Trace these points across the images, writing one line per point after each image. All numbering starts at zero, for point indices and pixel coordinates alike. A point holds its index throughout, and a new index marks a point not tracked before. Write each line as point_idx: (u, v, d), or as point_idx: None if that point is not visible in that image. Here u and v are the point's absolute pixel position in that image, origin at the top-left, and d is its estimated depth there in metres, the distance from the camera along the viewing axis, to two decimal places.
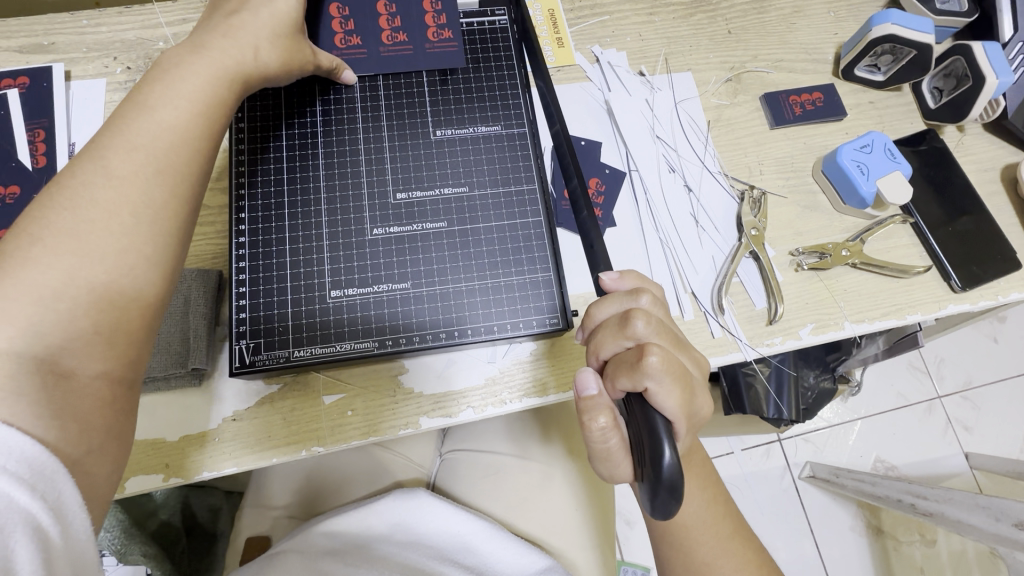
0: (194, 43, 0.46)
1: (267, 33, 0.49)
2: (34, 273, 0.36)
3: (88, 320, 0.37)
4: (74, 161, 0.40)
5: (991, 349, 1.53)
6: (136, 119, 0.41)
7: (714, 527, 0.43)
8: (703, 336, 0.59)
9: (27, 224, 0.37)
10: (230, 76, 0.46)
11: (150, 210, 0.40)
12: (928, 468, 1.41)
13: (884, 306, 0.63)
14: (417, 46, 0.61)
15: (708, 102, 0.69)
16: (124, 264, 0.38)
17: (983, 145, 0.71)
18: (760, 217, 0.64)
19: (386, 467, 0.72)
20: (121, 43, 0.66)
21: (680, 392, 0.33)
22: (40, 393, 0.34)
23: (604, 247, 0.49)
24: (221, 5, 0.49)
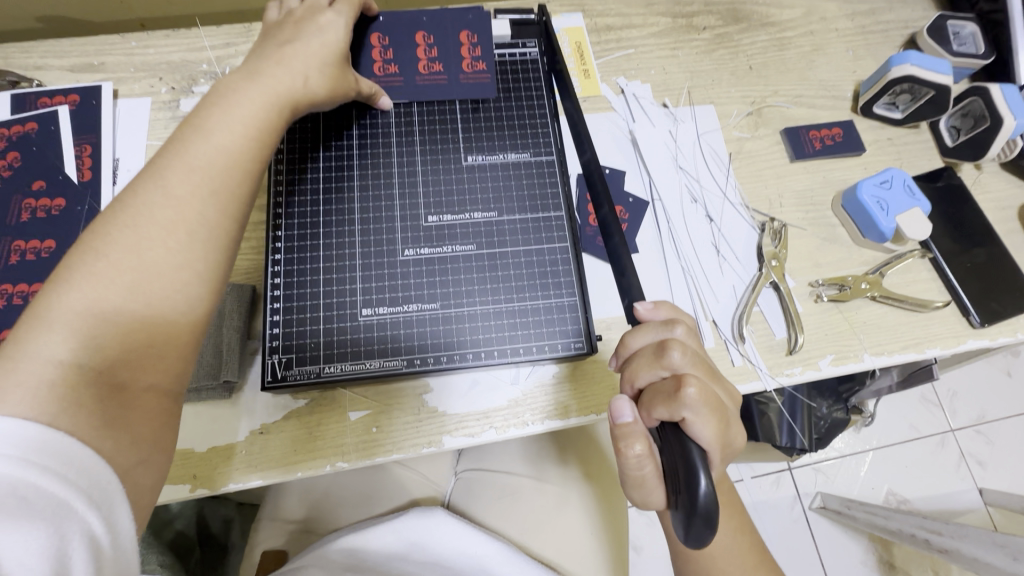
0: (249, 71, 0.49)
1: (316, 62, 0.52)
2: (96, 286, 0.37)
3: (143, 333, 0.39)
4: (134, 180, 0.42)
5: (1004, 383, 1.52)
6: (194, 141, 0.44)
7: (739, 558, 0.43)
8: (724, 364, 0.60)
9: (89, 240, 0.39)
10: (281, 103, 0.48)
11: (204, 228, 0.42)
12: (942, 503, 1.39)
13: (903, 339, 0.63)
14: (452, 76, 0.64)
15: (729, 135, 0.71)
16: (178, 280, 0.40)
17: (1000, 183, 0.72)
18: (781, 248, 0.65)
19: (402, 484, 0.72)
20: (167, 64, 0.69)
21: (714, 422, 0.34)
22: (96, 403, 0.36)
23: (634, 274, 0.50)
24: (273, 36, 0.52)
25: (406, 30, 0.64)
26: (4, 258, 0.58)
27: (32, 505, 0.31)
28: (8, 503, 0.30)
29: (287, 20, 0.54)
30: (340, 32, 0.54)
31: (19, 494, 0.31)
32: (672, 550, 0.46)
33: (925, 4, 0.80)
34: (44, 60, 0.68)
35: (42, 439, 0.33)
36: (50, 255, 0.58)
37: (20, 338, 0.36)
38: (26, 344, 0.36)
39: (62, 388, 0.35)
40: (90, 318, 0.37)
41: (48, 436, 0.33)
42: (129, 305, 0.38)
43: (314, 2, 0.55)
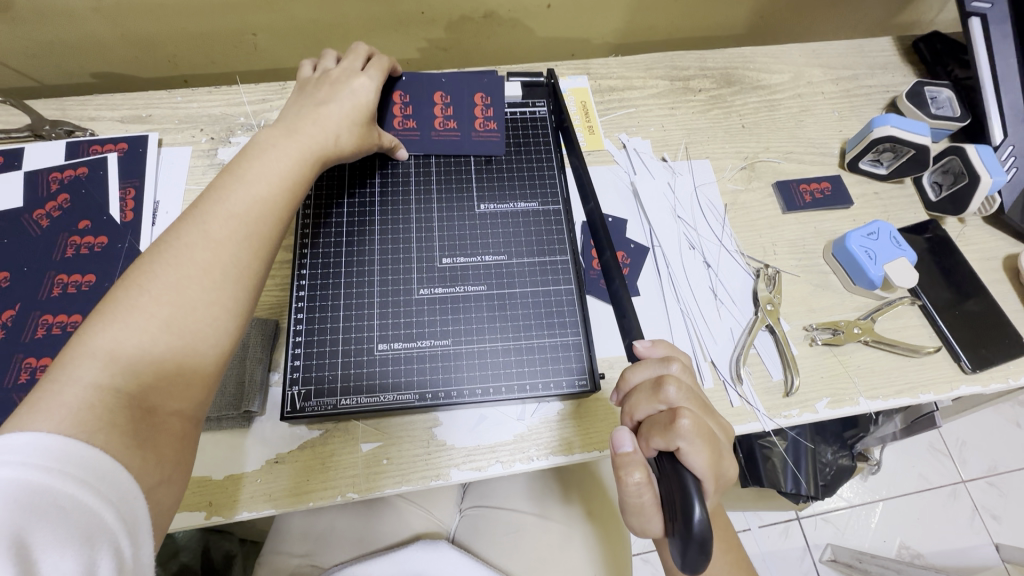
0: (286, 127, 0.54)
1: (345, 120, 0.57)
2: (138, 318, 0.41)
3: (175, 361, 0.42)
4: (178, 224, 0.46)
5: (1012, 434, 1.51)
6: (234, 189, 0.48)
7: None
8: (723, 404, 0.63)
9: (136, 276, 0.43)
10: (309, 158, 0.54)
11: (237, 267, 0.46)
12: (958, 558, 1.34)
13: (897, 383, 0.66)
14: (464, 134, 0.69)
15: (725, 187, 0.76)
16: (211, 314, 0.44)
17: (983, 236, 0.76)
18: (776, 293, 0.69)
19: (407, 520, 0.73)
20: (208, 116, 0.76)
21: (709, 453, 0.37)
22: (128, 424, 0.38)
23: (635, 315, 0.54)
24: (311, 95, 0.58)
25: (426, 90, 0.70)
26: (48, 291, 0.62)
27: (67, 514, 0.33)
28: (46, 511, 0.32)
29: (323, 81, 0.60)
30: (370, 93, 0.61)
31: (57, 503, 0.33)
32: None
33: (904, 71, 0.87)
34: (97, 112, 0.75)
35: (79, 454, 0.35)
36: (89, 289, 0.63)
37: (62, 363, 0.39)
38: (69, 368, 0.39)
39: (97, 409, 0.37)
40: (131, 345, 0.40)
41: (85, 451, 0.35)
42: (167, 336, 0.42)
43: (348, 66, 0.62)
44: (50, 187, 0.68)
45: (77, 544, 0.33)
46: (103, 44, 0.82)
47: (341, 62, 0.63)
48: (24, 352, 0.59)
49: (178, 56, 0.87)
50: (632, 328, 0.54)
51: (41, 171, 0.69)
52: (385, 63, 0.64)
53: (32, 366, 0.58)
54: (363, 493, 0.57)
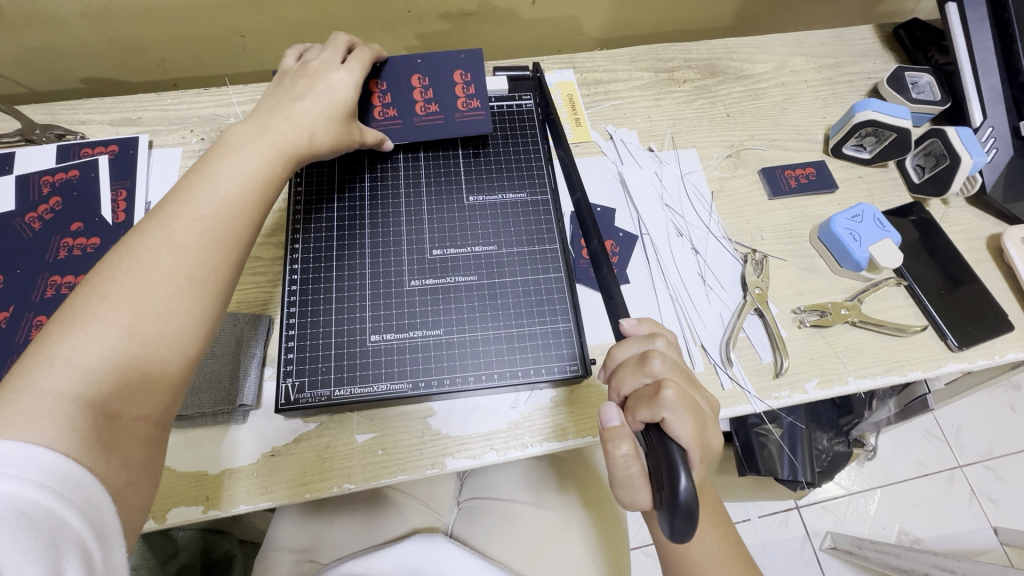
0: (258, 124, 0.54)
1: (320, 116, 0.57)
2: (100, 324, 0.40)
3: (139, 370, 0.41)
4: (142, 227, 0.46)
5: (1007, 418, 1.52)
6: (201, 191, 0.48)
7: (727, 566, 0.45)
8: (714, 387, 0.64)
9: (96, 283, 0.42)
10: (286, 156, 0.54)
11: (202, 272, 0.45)
12: (958, 543, 1.35)
13: (884, 362, 0.67)
14: (448, 116, 0.68)
15: (711, 175, 0.77)
16: (176, 320, 0.43)
17: (967, 216, 0.76)
18: (763, 277, 0.70)
19: (405, 514, 0.73)
20: (198, 118, 0.77)
21: (695, 424, 0.37)
22: (90, 429, 0.38)
23: (623, 296, 0.55)
24: (286, 90, 0.58)
25: (404, 75, 0.68)
26: (40, 292, 0.62)
27: (30, 519, 0.33)
28: (8, 517, 0.32)
29: (302, 75, 0.60)
30: (348, 88, 0.61)
31: (19, 509, 0.32)
32: (663, 561, 0.47)
33: (885, 58, 0.89)
34: (88, 116, 0.76)
35: (41, 459, 0.35)
36: None
37: (22, 371, 0.38)
38: (31, 375, 0.38)
39: (59, 416, 0.37)
40: (95, 354, 0.39)
41: (48, 455, 0.35)
42: (128, 343, 0.41)
43: (327, 59, 0.62)
44: (40, 191, 0.68)
45: (42, 549, 0.32)
46: (92, 49, 0.82)
47: (320, 55, 0.63)
48: (17, 354, 0.59)
49: (167, 60, 0.88)
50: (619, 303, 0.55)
51: (32, 174, 0.69)
52: (366, 57, 0.64)
53: None
54: (357, 484, 0.57)
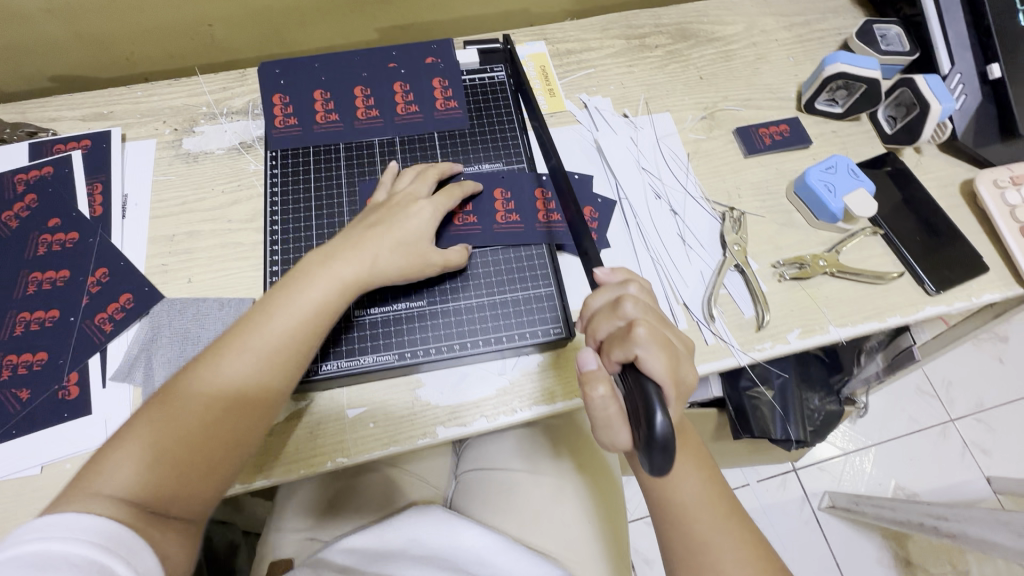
0: (331, 254, 0.56)
1: (394, 244, 0.57)
2: (178, 414, 0.47)
3: (184, 481, 0.46)
4: (243, 324, 0.52)
5: (996, 369, 1.54)
6: (268, 317, 0.52)
7: (709, 505, 0.48)
8: (698, 343, 0.65)
9: (196, 375, 0.49)
10: (359, 279, 0.55)
11: (255, 396, 0.50)
12: (951, 494, 1.39)
13: (864, 310, 0.68)
14: (427, 114, 0.70)
15: (686, 137, 0.78)
16: (240, 422, 0.48)
17: (940, 164, 0.77)
18: (742, 234, 0.70)
19: (402, 490, 0.75)
20: (170, 109, 0.76)
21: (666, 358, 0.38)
22: (144, 514, 0.43)
23: (597, 251, 0.56)
24: (367, 217, 0.59)
25: (385, 81, 0.71)
26: (23, 288, 0.63)
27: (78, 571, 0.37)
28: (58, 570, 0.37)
29: (383, 205, 0.60)
30: (424, 221, 0.60)
31: (68, 562, 0.38)
32: (650, 510, 0.51)
33: (854, 13, 0.89)
34: (58, 113, 0.75)
35: (93, 525, 0.40)
36: (64, 284, 0.63)
37: (116, 444, 0.45)
38: (91, 480, 0.43)
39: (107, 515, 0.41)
40: (178, 435, 0.46)
41: (105, 525, 0.40)
42: (192, 436, 0.46)
43: (414, 190, 0.62)
44: (16, 189, 0.68)
45: None
46: (60, 46, 0.81)
47: (408, 184, 0.63)
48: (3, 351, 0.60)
49: (135, 53, 0.87)
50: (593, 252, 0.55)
51: (6, 174, 0.69)
52: (455, 189, 0.63)
53: (14, 362, 0.60)
54: (350, 458, 0.58)
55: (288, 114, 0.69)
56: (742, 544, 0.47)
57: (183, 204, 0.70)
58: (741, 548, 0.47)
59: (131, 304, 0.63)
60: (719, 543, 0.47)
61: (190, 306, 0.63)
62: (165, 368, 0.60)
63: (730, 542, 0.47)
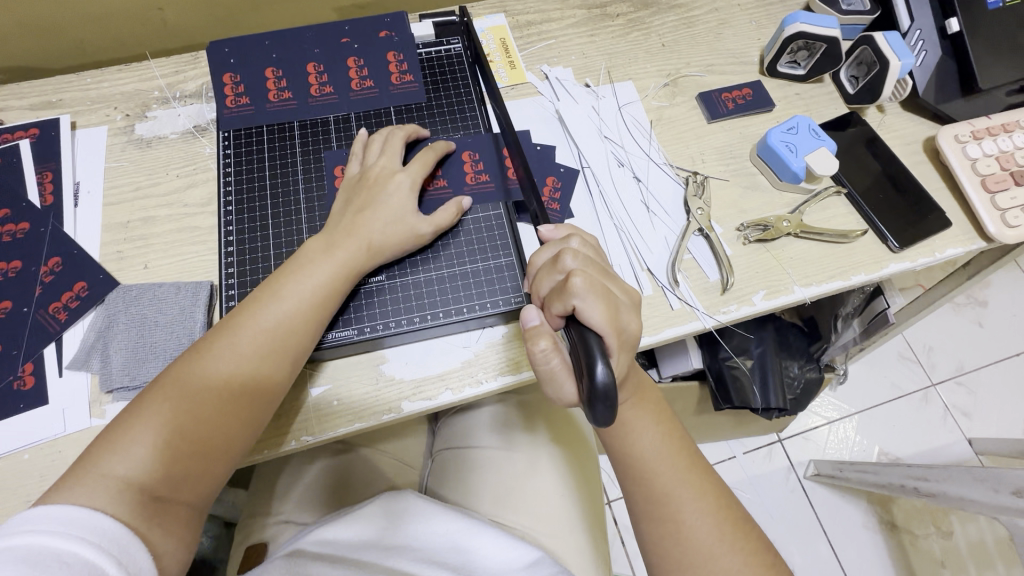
0: (327, 242, 0.58)
1: (384, 224, 0.59)
2: (177, 402, 0.49)
3: (186, 467, 0.48)
4: (239, 315, 0.53)
5: (976, 333, 1.56)
6: (270, 306, 0.54)
7: (671, 460, 0.51)
8: (662, 308, 0.65)
9: (195, 363, 0.51)
10: (352, 270, 0.57)
11: (257, 384, 0.52)
12: (933, 458, 1.41)
13: (829, 270, 0.68)
14: (383, 89, 0.70)
15: (649, 105, 0.77)
16: (237, 412, 0.51)
17: (903, 122, 0.77)
18: (705, 198, 0.70)
19: (377, 478, 0.75)
20: (121, 95, 0.74)
21: (604, 308, 0.39)
22: (142, 505, 0.45)
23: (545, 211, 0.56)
24: (351, 202, 0.60)
25: (339, 57, 0.70)
26: None
27: (70, 566, 0.39)
28: (51, 565, 0.38)
29: (363, 185, 0.61)
30: (407, 193, 0.61)
31: (61, 558, 0.39)
32: (615, 467, 0.53)
33: None
34: (4, 103, 0.73)
35: (90, 521, 0.42)
36: (16, 275, 0.62)
37: (118, 431, 0.47)
38: (97, 462, 0.46)
39: (113, 501, 0.44)
40: (180, 423, 0.48)
41: (102, 521, 0.42)
42: (192, 426, 0.49)
43: (388, 163, 0.62)
44: None
45: None
46: (5, 38, 0.79)
47: (380, 158, 0.63)
48: None
49: (86, 41, 0.85)
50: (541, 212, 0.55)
51: None
52: (429, 154, 0.64)
53: None
54: (315, 436, 0.57)
55: (240, 93, 0.68)
56: (705, 496, 0.49)
57: (137, 189, 0.68)
58: (702, 497, 0.49)
59: (86, 292, 0.62)
60: (681, 495, 0.49)
61: (145, 291, 0.62)
62: (121, 355, 0.59)
63: (692, 494, 0.49)
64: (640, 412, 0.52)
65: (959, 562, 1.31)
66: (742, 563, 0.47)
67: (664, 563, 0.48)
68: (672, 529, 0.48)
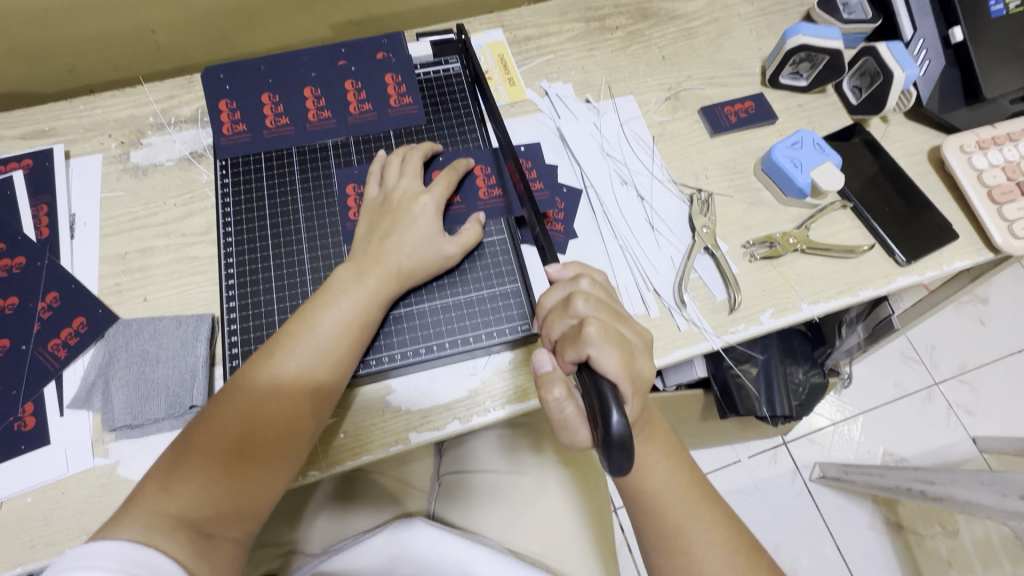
0: (356, 271, 0.57)
1: (412, 248, 0.58)
2: (219, 439, 0.50)
3: (232, 501, 0.49)
4: (276, 347, 0.53)
5: (978, 331, 1.56)
6: (305, 338, 0.53)
7: (682, 492, 0.50)
8: (670, 330, 0.64)
9: (235, 397, 0.51)
10: (381, 299, 0.57)
11: (297, 417, 0.52)
12: (938, 457, 1.41)
13: (836, 286, 0.67)
14: (381, 112, 0.69)
15: (651, 120, 0.76)
16: (277, 448, 0.51)
17: (907, 132, 0.77)
18: (710, 216, 0.69)
19: (381, 506, 0.73)
20: (115, 121, 0.73)
21: (617, 355, 0.40)
22: (190, 542, 0.46)
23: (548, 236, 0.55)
24: (376, 227, 0.60)
25: (337, 80, 0.69)
26: None
27: None
28: None
29: (387, 209, 0.60)
30: (432, 215, 0.60)
31: None
32: (625, 499, 0.52)
33: None
34: None
35: (119, 550, 0.42)
36: (14, 311, 0.61)
37: (166, 468, 0.49)
38: (148, 499, 0.47)
39: (163, 538, 0.45)
40: (223, 460, 0.49)
41: (133, 550, 0.43)
42: (234, 463, 0.49)
43: (410, 185, 0.62)
44: None
45: None
46: None
47: (401, 180, 0.62)
48: None
49: (77, 66, 0.83)
50: (547, 242, 0.54)
51: None
52: (451, 173, 0.63)
53: None
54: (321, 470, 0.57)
55: (236, 119, 0.67)
56: (717, 529, 0.49)
57: (134, 220, 0.67)
58: (714, 529, 0.49)
59: (85, 327, 0.61)
60: (693, 528, 0.49)
61: (145, 326, 0.61)
62: (122, 392, 0.58)
63: (704, 528, 0.49)
64: (650, 444, 0.52)
65: (966, 561, 1.31)
66: None
67: None
68: (684, 562, 0.48)
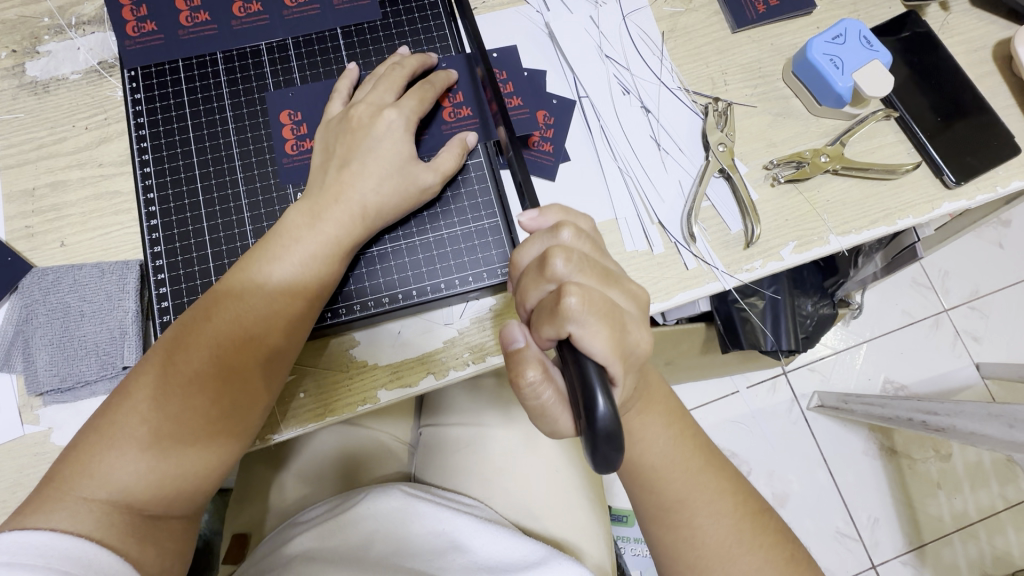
0: (311, 211, 0.48)
1: (377, 181, 0.48)
2: (159, 405, 0.43)
3: (174, 483, 0.43)
4: (219, 296, 0.46)
5: (996, 255, 1.46)
6: (252, 285, 0.46)
7: (685, 462, 0.44)
8: (676, 269, 0.55)
9: (174, 357, 0.44)
10: (345, 248, 0.48)
11: (249, 385, 0.45)
12: (938, 384, 1.38)
13: (872, 213, 0.58)
14: (325, 4, 0.56)
15: (660, 11, 0.62)
16: (230, 412, 0.44)
17: (970, 22, 0.63)
18: (728, 131, 0.58)
19: (361, 461, 0.69)
20: (2, 24, 0.59)
21: (606, 332, 0.35)
22: (128, 525, 0.41)
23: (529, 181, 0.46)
24: (331, 155, 0.49)
25: None
26: None
27: None
28: None
29: (346, 127, 0.49)
30: (400, 136, 0.49)
31: None
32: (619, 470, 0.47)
33: None
34: None
35: (40, 542, 0.37)
36: None
37: (95, 442, 0.42)
38: (77, 478, 0.41)
39: (99, 524, 0.40)
40: (164, 429, 0.42)
41: (60, 540, 0.38)
42: (179, 432, 0.43)
43: (378, 98, 0.50)
44: None
45: None
46: None
47: (370, 93, 0.51)
48: None
49: None
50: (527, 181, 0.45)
51: None
52: (428, 88, 0.51)
53: None
54: (281, 434, 0.51)
55: (142, 18, 0.55)
56: (723, 499, 0.44)
57: (39, 148, 0.56)
58: (715, 500, 0.44)
59: None
60: (696, 500, 0.43)
61: (63, 276, 0.52)
62: (45, 353, 0.51)
63: (706, 500, 0.44)
64: (647, 412, 0.45)
65: (955, 483, 1.32)
66: (761, 565, 0.42)
67: (674, 566, 0.44)
68: (685, 534, 0.43)
